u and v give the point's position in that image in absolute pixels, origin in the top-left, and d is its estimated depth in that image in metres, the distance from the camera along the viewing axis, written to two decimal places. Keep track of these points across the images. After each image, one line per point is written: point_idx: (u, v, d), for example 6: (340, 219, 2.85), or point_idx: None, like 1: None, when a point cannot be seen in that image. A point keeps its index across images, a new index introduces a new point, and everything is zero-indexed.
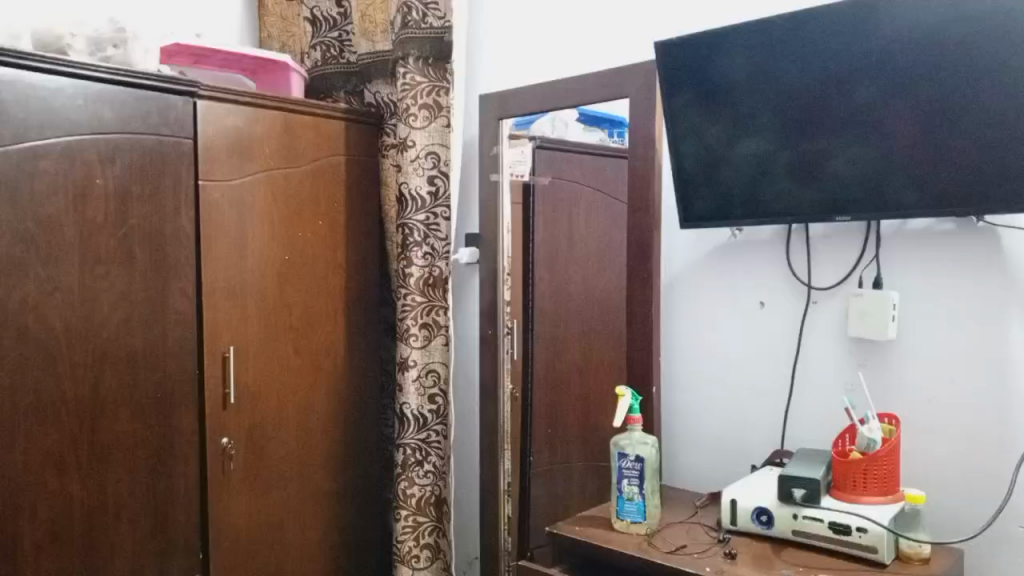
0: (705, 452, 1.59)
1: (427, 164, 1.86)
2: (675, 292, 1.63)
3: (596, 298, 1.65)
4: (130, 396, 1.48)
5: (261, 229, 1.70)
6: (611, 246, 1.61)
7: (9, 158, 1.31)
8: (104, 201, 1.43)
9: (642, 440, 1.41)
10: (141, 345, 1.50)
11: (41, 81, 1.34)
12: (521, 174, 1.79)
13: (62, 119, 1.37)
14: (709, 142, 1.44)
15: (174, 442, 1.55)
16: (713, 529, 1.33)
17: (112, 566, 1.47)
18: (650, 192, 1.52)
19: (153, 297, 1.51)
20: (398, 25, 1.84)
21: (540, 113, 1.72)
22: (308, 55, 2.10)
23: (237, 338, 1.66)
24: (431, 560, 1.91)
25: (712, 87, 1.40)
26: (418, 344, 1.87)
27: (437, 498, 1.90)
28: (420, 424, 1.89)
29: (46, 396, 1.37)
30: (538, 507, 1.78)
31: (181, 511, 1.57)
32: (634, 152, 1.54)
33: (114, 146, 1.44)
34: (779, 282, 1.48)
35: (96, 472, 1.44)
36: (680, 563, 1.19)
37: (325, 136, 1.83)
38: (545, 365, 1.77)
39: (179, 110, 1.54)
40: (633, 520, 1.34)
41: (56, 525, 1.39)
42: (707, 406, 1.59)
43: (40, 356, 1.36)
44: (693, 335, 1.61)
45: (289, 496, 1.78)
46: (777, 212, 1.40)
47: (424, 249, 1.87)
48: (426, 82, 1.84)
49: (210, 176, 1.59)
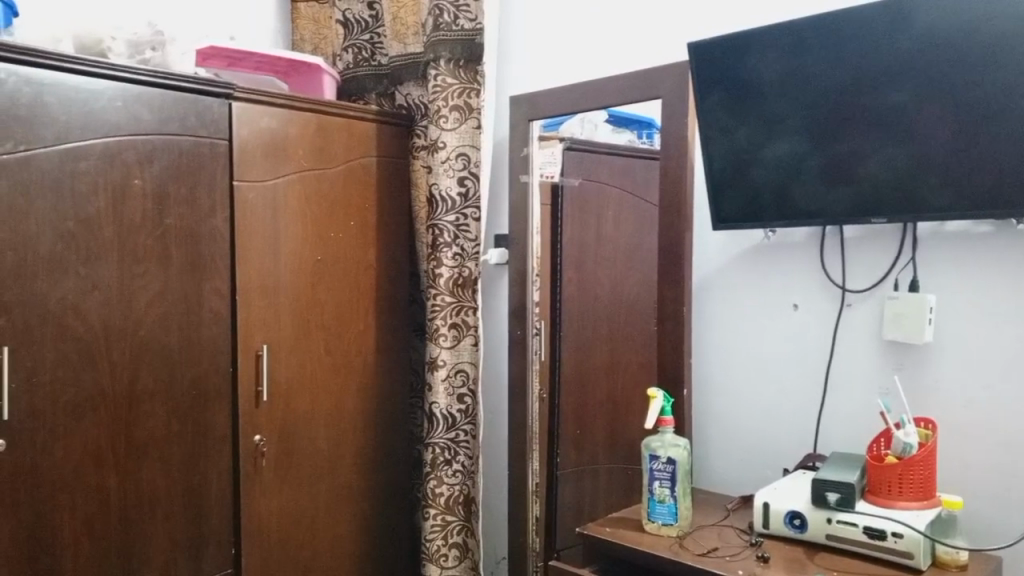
0: (736, 455, 1.58)
1: (457, 165, 1.87)
2: (707, 294, 1.63)
3: (626, 299, 1.64)
4: (167, 392, 1.51)
5: (294, 230, 1.72)
6: (642, 247, 1.60)
7: (51, 158, 1.33)
8: (141, 201, 1.46)
9: (674, 442, 1.40)
10: (177, 343, 1.52)
11: (81, 83, 1.37)
12: (551, 174, 1.79)
13: (102, 120, 1.40)
14: (740, 144, 1.43)
15: (208, 438, 1.57)
16: (745, 531, 1.32)
17: (147, 559, 1.49)
18: (682, 192, 1.50)
19: (189, 296, 1.53)
20: (430, 28, 1.85)
21: (569, 115, 1.72)
22: (339, 57, 2.12)
23: (270, 336, 1.68)
24: (459, 559, 1.91)
25: (744, 88, 1.39)
26: (448, 344, 1.88)
27: (465, 498, 1.91)
28: (449, 423, 1.89)
29: (85, 392, 1.39)
30: (567, 508, 1.78)
31: (214, 507, 1.59)
32: (665, 153, 1.53)
33: (151, 147, 1.46)
34: (813, 284, 1.47)
35: (132, 467, 1.46)
36: (712, 565, 1.19)
37: (357, 138, 1.85)
38: (575, 366, 1.77)
39: (214, 111, 1.56)
40: (664, 522, 1.34)
41: (93, 519, 1.41)
42: (739, 408, 1.58)
43: (79, 353, 1.38)
44: (725, 336, 1.60)
45: (320, 494, 1.80)
46: (809, 213, 1.39)
47: (454, 250, 1.88)
48: (456, 84, 1.85)
49: (245, 177, 1.62)
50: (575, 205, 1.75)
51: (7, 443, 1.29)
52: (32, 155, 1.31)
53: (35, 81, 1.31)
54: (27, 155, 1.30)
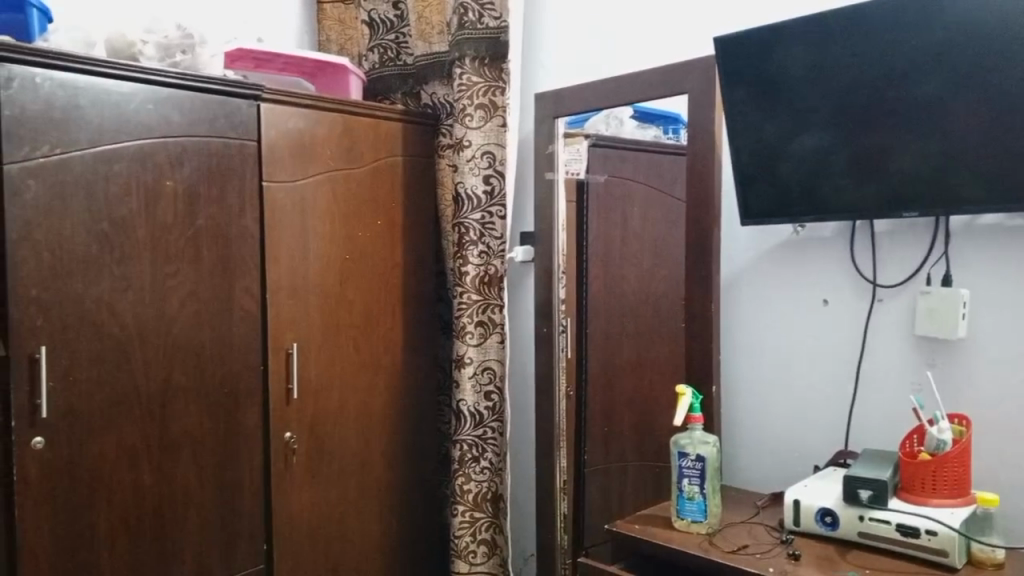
0: (766, 452, 1.57)
1: (482, 164, 1.87)
2: (735, 290, 1.61)
3: (653, 296, 1.64)
4: (199, 390, 1.53)
5: (322, 229, 1.73)
6: (668, 244, 1.59)
7: (85, 160, 1.36)
8: (173, 201, 1.48)
9: (703, 439, 1.39)
10: (209, 342, 1.54)
11: (114, 87, 1.39)
12: (576, 171, 1.79)
13: (135, 123, 1.42)
14: (768, 139, 1.42)
15: (240, 435, 1.60)
16: (776, 529, 1.31)
17: (181, 554, 1.51)
18: (709, 188, 1.49)
19: (221, 296, 1.56)
20: (455, 27, 1.86)
21: (594, 111, 1.71)
22: (364, 58, 2.14)
23: (300, 335, 1.69)
24: (488, 556, 1.92)
25: (771, 82, 1.38)
26: (474, 342, 1.89)
27: (493, 495, 1.92)
28: (476, 420, 1.90)
29: (120, 390, 1.42)
30: (595, 505, 1.78)
31: (247, 504, 1.61)
32: (692, 148, 1.52)
33: (181, 148, 1.49)
34: (843, 280, 1.45)
35: (166, 464, 1.49)
36: (742, 563, 1.18)
37: (383, 137, 1.86)
38: (602, 363, 1.77)
39: (243, 113, 1.58)
40: (693, 519, 1.33)
41: (128, 514, 1.43)
42: (768, 405, 1.57)
43: (115, 352, 1.41)
44: (753, 333, 1.59)
45: (350, 491, 1.81)
46: (838, 208, 1.37)
47: (480, 248, 1.88)
48: (482, 82, 1.85)
49: (273, 177, 1.64)
50: (601, 202, 1.74)
51: (46, 439, 1.32)
52: (67, 158, 1.34)
53: (69, 85, 1.34)
54: (62, 158, 1.33)
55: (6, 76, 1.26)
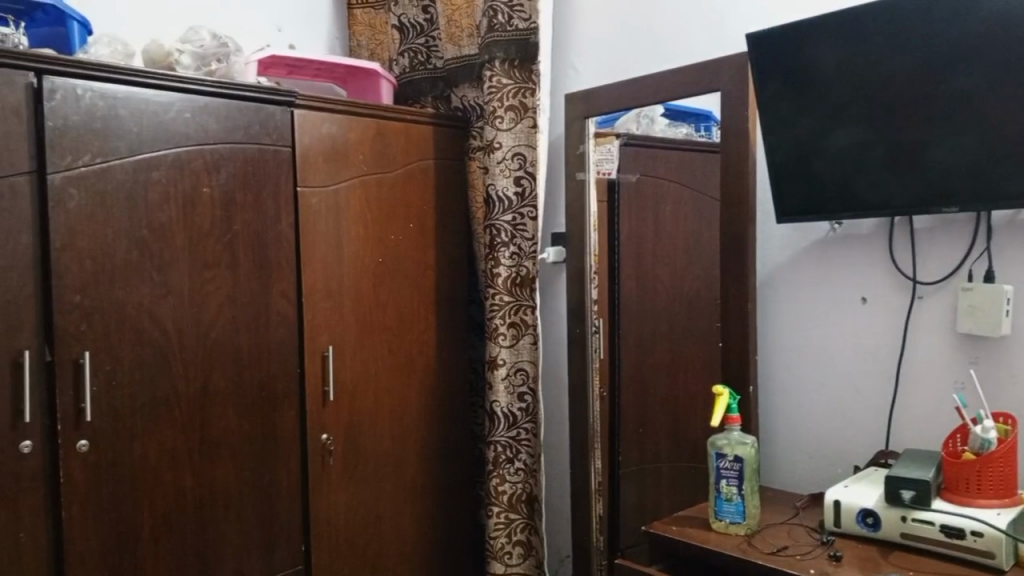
0: (804, 453, 1.56)
1: (513, 165, 1.88)
2: (771, 289, 1.60)
3: (686, 295, 1.63)
4: (238, 393, 1.55)
5: (356, 233, 1.75)
6: (701, 243, 1.58)
7: (125, 168, 1.39)
8: (210, 207, 1.50)
9: (741, 440, 1.37)
10: (246, 346, 1.56)
11: (152, 96, 1.42)
12: (608, 171, 1.79)
13: (172, 131, 1.45)
14: (801, 135, 1.40)
15: (278, 437, 1.62)
16: (816, 530, 1.30)
17: (221, 555, 1.54)
18: (743, 185, 1.48)
19: (257, 300, 1.58)
20: (485, 29, 1.87)
21: (625, 110, 1.71)
22: (395, 62, 2.15)
23: (336, 337, 1.71)
24: (524, 557, 1.92)
25: (805, 77, 1.36)
26: (507, 343, 1.90)
27: (528, 496, 1.92)
28: (510, 421, 1.91)
29: (161, 393, 1.44)
30: (630, 506, 1.78)
31: (284, 506, 1.63)
32: (725, 146, 1.50)
33: (218, 155, 1.51)
34: (881, 277, 1.43)
35: (206, 466, 1.51)
36: (782, 564, 1.17)
37: (414, 140, 1.87)
38: (635, 363, 1.76)
39: (278, 119, 1.60)
40: (732, 520, 1.31)
41: (170, 516, 1.46)
42: (806, 405, 1.55)
43: (155, 357, 1.43)
44: (790, 332, 1.57)
45: (386, 492, 1.83)
46: (874, 205, 1.35)
47: (511, 250, 1.89)
48: (511, 84, 1.86)
49: (307, 182, 1.65)
50: (633, 202, 1.74)
51: (90, 442, 1.35)
52: (107, 166, 1.36)
53: (109, 95, 1.36)
54: (103, 167, 1.36)
55: (49, 88, 1.29)
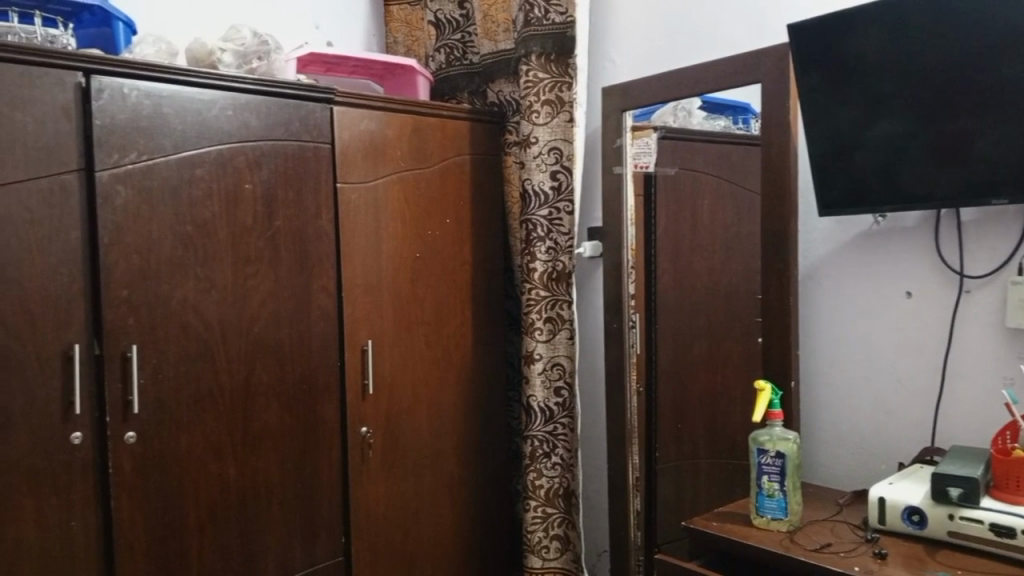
0: (847, 449, 1.53)
1: (550, 160, 1.87)
2: (812, 284, 1.58)
3: (725, 290, 1.61)
4: (280, 387, 1.57)
5: (394, 229, 1.76)
6: (740, 237, 1.57)
7: (170, 166, 1.41)
8: (252, 204, 1.52)
9: (783, 435, 1.36)
10: (288, 340, 1.58)
11: (195, 94, 1.44)
12: (645, 164, 1.78)
13: (215, 128, 1.47)
14: (842, 127, 1.38)
15: (318, 430, 1.64)
16: (859, 527, 1.28)
17: (264, 546, 1.56)
18: (784, 179, 1.46)
19: (299, 295, 1.60)
20: (521, 24, 1.86)
21: (662, 103, 1.69)
22: (431, 58, 2.16)
23: (374, 332, 1.73)
24: (561, 551, 1.92)
25: (846, 68, 1.34)
26: (543, 337, 1.90)
27: (565, 491, 1.92)
28: (547, 416, 1.91)
29: (205, 386, 1.47)
30: (668, 501, 1.77)
31: (325, 497, 1.65)
32: (765, 138, 1.49)
33: (259, 152, 1.53)
34: (927, 271, 1.41)
35: (250, 459, 1.53)
36: (825, 561, 1.16)
37: (451, 136, 1.88)
38: (672, 358, 1.75)
39: (318, 116, 1.62)
40: (773, 516, 1.30)
41: (215, 507, 1.49)
42: (848, 401, 1.53)
43: (200, 350, 1.46)
44: (833, 327, 1.55)
45: (424, 484, 1.84)
46: (918, 197, 1.33)
47: (547, 244, 1.89)
48: (548, 78, 1.85)
49: (346, 178, 1.67)
50: (670, 196, 1.73)
51: (138, 434, 1.38)
52: (153, 164, 1.39)
53: (154, 94, 1.39)
54: (148, 164, 1.38)
55: (97, 88, 1.32)
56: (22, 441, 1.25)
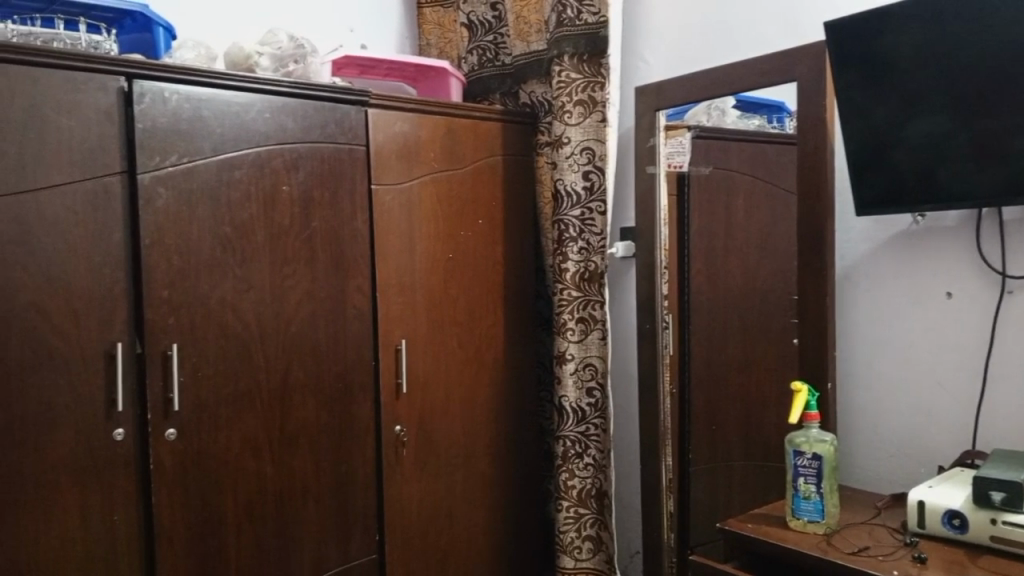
0: (885, 452, 1.51)
1: (582, 160, 1.87)
2: (849, 284, 1.56)
3: (760, 291, 1.60)
4: (316, 386, 1.60)
5: (427, 229, 1.78)
6: (775, 237, 1.56)
7: (209, 168, 1.44)
8: (289, 205, 1.55)
9: (819, 437, 1.34)
10: (324, 339, 1.60)
11: (234, 98, 1.47)
12: (679, 164, 1.77)
13: (253, 131, 1.49)
14: (879, 126, 1.36)
15: (354, 428, 1.66)
16: (898, 530, 1.26)
17: (300, 543, 1.58)
18: (821, 178, 1.45)
19: (334, 295, 1.62)
20: (553, 24, 1.87)
21: (695, 103, 1.69)
22: (464, 60, 2.17)
23: (408, 332, 1.74)
24: (594, 552, 1.92)
25: (884, 65, 1.32)
26: (575, 338, 1.90)
27: (598, 491, 1.92)
28: (579, 416, 1.91)
29: (243, 385, 1.49)
30: (701, 503, 1.76)
31: (360, 494, 1.67)
32: (801, 137, 1.47)
33: (296, 154, 1.55)
34: (968, 271, 1.38)
35: (286, 456, 1.56)
36: (863, 565, 1.14)
37: (483, 137, 1.89)
38: (706, 359, 1.74)
39: (353, 118, 1.64)
40: (810, 519, 1.29)
41: (252, 504, 1.51)
42: (886, 403, 1.51)
43: (238, 350, 1.48)
44: (871, 328, 1.53)
45: (456, 483, 1.85)
46: (956, 196, 1.30)
47: (579, 244, 1.89)
48: (581, 78, 1.85)
49: (381, 180, 1.69)
50: (704, 196, 1.72)
51: (178, 431, 1.41)
52: (193, 166, 1.42)
53: (194, 98, 1.42)
54: (188, 167, 1.41)
55: (138, 92, 1.35)
56: (67, 438, 1.28)
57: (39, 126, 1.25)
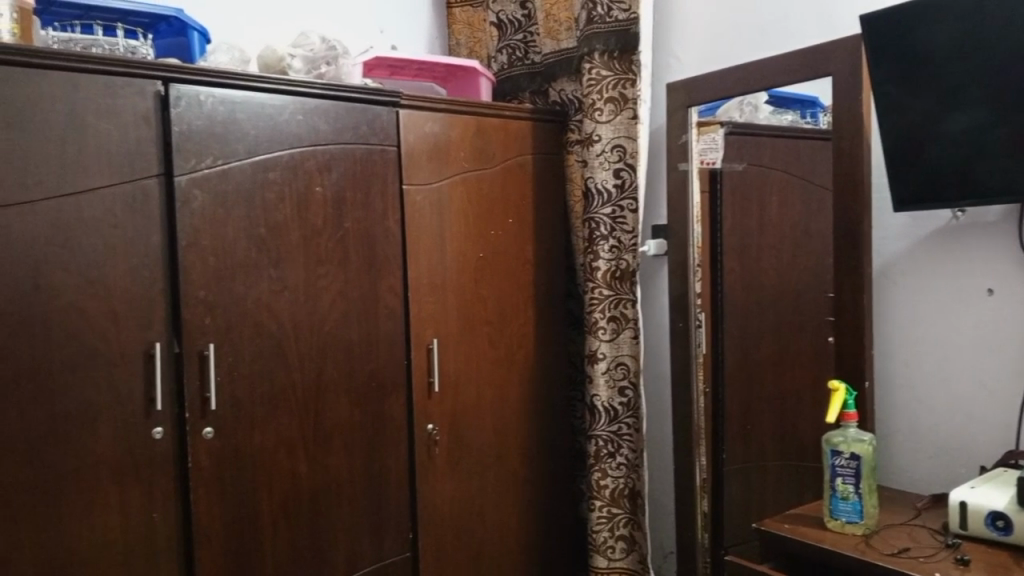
0: (924, 452, 1.49)
1: (613, 158, 1.86)
2: (886, 281, 1.53)
3: (794, 288, 1.58)
4: (349, 385, 1.61)
5: (457, 229, 1.78)
6: (810, 234, 1.54)
7: (244, 171, 1.45)
8: (323, 206, 1.56)
9: (857, 437, 1.32)
10: (357, 339, 1.62)
11: (267, 100, 1.48)
12: (711, 160, 1.75)
13: (286, 133, 1.51)
14: (915, 121, 1.34)
15: (387, 427, 1.67)
16: (940, 532, 1.24)
17: (335, 541, 1.60)
18: (857, 174, 1.42)
19: (367, 294, 1.63)
20: (584, 22, 1.87)
21: (728, 98, 1.67)
22: (493, 59, 2.17)
23: (439, 331, 1.75)
24: (627, 552, 1.91)
25: (920, 59, 1.30)
26: (607, 337, 1.89)
27: (631, 491, 1.91)
28: (611, 416, 1.90)
29: (278, 385, 1.51)
30: (735, 503, 1.75)
31: (393, 493, 1.68)
32: (837, 132, 1.45)
33: (329, 156, 1.57)
34: (1010, 267, 1.35)
35: (321, 455, 1.57)
36: (904, 567, 1.12)
37: (513, 136, 1.89)
38: (740, 358, 1.73)
39: (384, 119, 1.65)
40: (848, 519, 1.27)
41: (287, 502, 1.53)
42: (925, 402, 1.48)
43: (273, 350, 1.50)
44: (909, 325, 1.50)
45: (488, 482, 1.86)
46: (994, 193, 1.27)
47: (611, 243, 1.88)
48: (611, 76, 1.85)
49: (412, 180, 1.70)
50: (737, 193, 1.70)
51: (215, 430, 1.42)
52: (227, 168, 1.43)
53: (229, 101, 1.43)
54: (223, 168, 1.43)
55: (175, 96, 1.37)
56: (108, 436, 1.31)
57: (80, 129, 1.27)
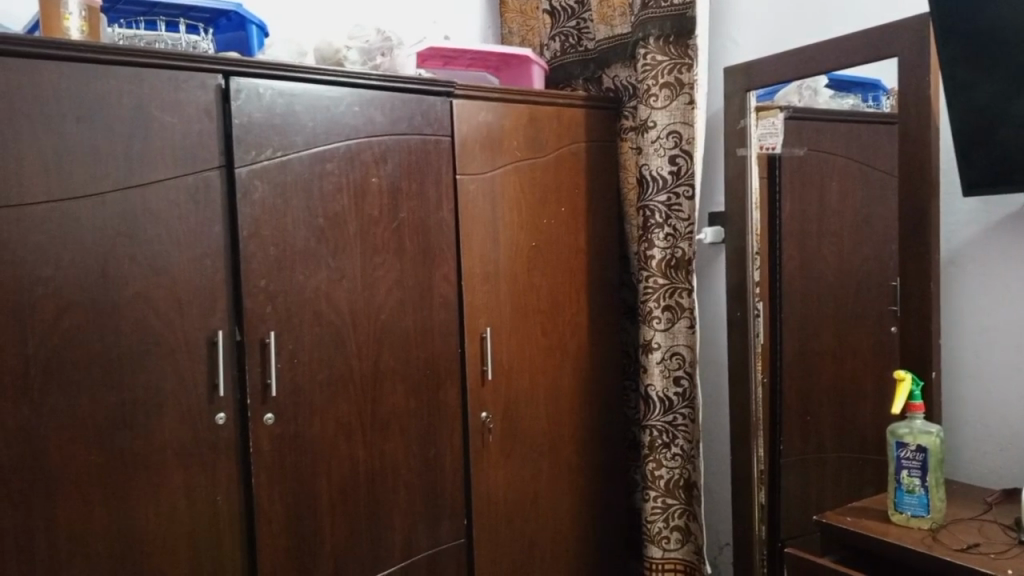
0: (995, 445, 1.43)
1: (668, 144, 1.84)
2: (955, 268, 1.48)
3: (856, 276, 1.54)
4: (405, 373, 1.63)
5: (510, 218, 1.78)
6: (872, 220, 1.49)
7: (303, 161, 1.48)
8: (379, 196, 1.58)
9: (925, 429, 1.28)
10: (412, 327, 1.63)
11: (324, 91, 1.50)
12: (771, 146, 1.71)
13: (343, 125, 1.53)
14: (984, 102, 1.28)
15: (442, 415, 1.68)
16: (1011, 527, 1.20)
17: (391, 526, 1.62)
18: (923, 158, 1.38)
19: (421, 283, 1.64)
20: (638, 7, 1.86)
21: (787, 82, 1.63)
22: (546, 46, 2.17)
23: (493, 320, 1.76)
24: (682, 543, 1.90)
25: (989, 38, 1.25)
26: (662, 326, 1.87)
27: (686, 482, 1.88)
28: (666, 406, 1.89)
29: (336, 372, 1.53)
30: (793, 495, 1.72)
31: (448, 480, 1.70)
32: (902, 116, 1.41)
33: (384, 147, 1.58)
34: None
35: (378, 441, 1.59)
36: (974, 563, 1.09)
37: (567, 124, 1.88)
38: (799, 348, 1.69)
39: (439, 109, 1.66)
40: (914, 513, 1.24)
41: (346, 488, 1.56)
42: (997, 393, 1.43)
43: (331, 338, 1.52)
44: (980, 314, 1.45)
45: (542, 470, 1.86)
46: None
47: (666, 231, 1.86)
48: (666, 61, 1.82)
49: (465, 170, 1.70)
50: (796, 179, 1.66)
51: (275, 416, 1.46)
52: (287, 159, 1.46)
53: (287, 93, 1.46)
54: (283, 160, 1.45)
55: (235, 89, 1.39)
56: (173, 421, 1.35)
57: (145, 123, 1.31)
